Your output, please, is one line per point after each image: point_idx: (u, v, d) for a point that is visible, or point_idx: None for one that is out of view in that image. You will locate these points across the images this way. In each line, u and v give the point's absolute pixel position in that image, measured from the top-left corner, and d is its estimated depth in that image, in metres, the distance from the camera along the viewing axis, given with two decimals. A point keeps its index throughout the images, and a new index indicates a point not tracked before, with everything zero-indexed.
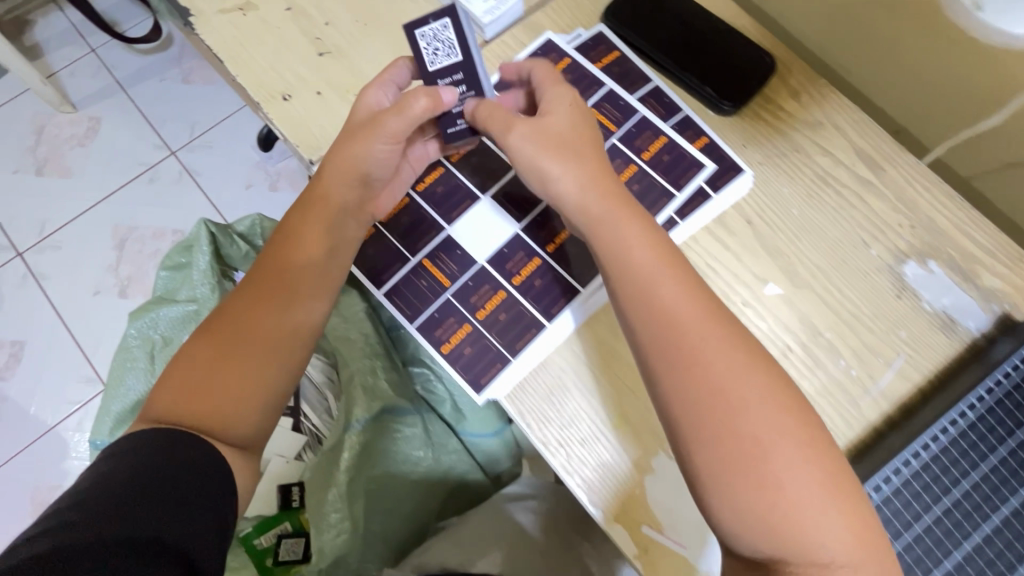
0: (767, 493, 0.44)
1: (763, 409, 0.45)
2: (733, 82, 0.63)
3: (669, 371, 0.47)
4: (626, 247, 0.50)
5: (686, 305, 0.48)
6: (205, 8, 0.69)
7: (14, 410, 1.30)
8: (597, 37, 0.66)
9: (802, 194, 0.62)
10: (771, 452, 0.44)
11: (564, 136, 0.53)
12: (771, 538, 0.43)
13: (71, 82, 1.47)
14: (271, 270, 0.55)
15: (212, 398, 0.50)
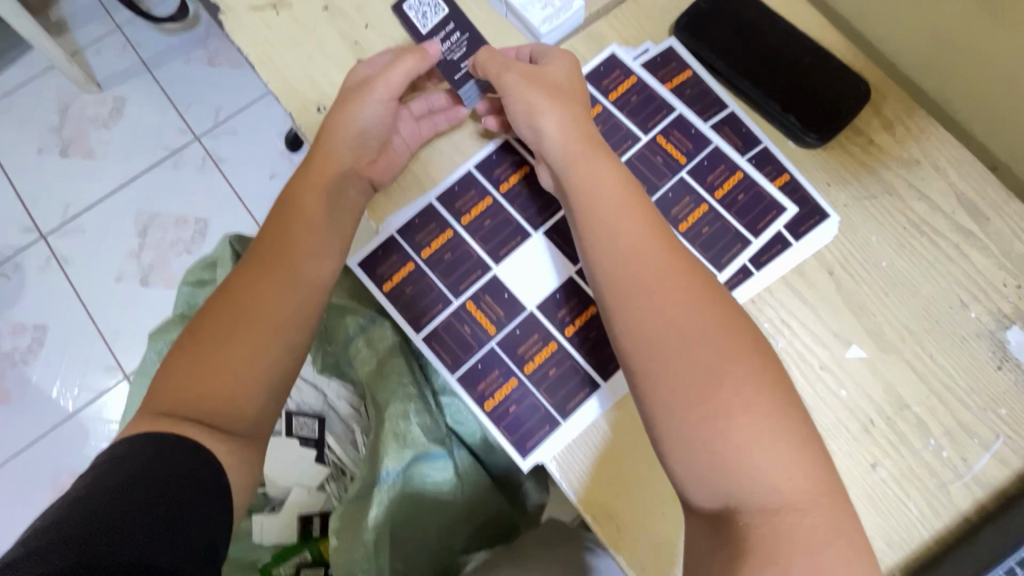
0: (720, 431, 0.41)
1: (715, 340, 0.43)
2: (821, 110, 0.56)
3: (631, 308, 0.44)
4: (604, 190, 0.48)
5: (649, 237, 0.46)
6: (235, 3, 0.63)
7: (37, 394, 1.29)
8: (666, 53, 0.59)
9: (892, 243, 0.55)
10: (722, 381, 0.42)
11: (549, 80, 0.52)
12: (722, 482, 0.41)
13: (95, 60, 1.42)
14: (276, 239, 0.50)
15: (214, 383, 0.45)
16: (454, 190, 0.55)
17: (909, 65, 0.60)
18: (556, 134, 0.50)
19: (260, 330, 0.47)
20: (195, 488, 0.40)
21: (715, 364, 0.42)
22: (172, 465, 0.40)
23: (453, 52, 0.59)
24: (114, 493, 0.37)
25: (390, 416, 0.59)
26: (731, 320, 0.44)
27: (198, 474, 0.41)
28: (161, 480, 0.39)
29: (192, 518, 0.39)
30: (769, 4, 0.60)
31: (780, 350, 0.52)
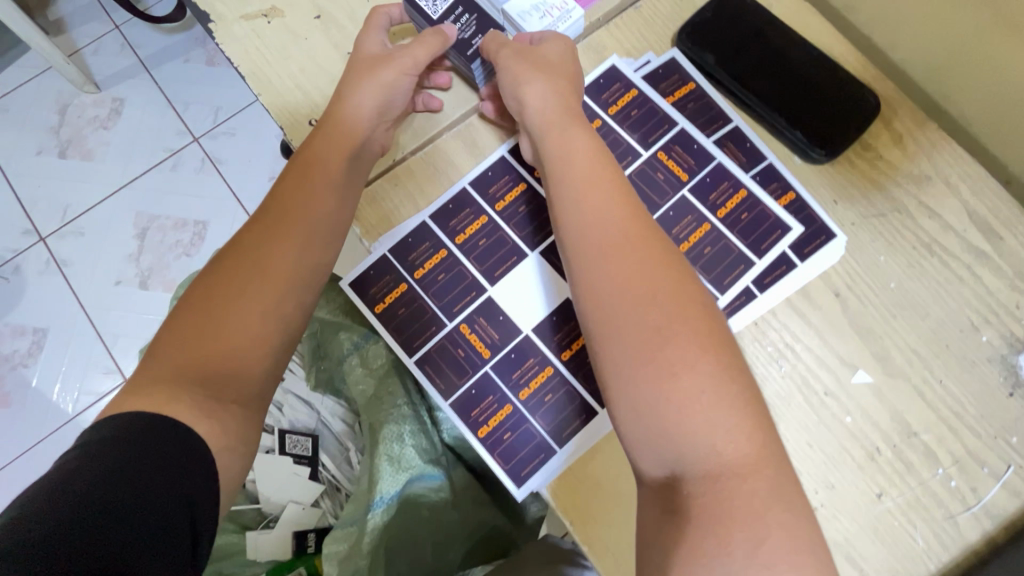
0: (662, 389, 0.40)
1: (669, 302, 0.42)
2: (828, 123, 0.54)
3: (590, 265, 0.44)
4: (577, 156, 0.48)
5: (614, 199, 0.46)
6: (225, 11, 0.62)
7: (36, 398, 1.25)
8: (669, 64, 0.57)
9: (901, 263, 0.53)
10: (669, 341, 0.41)
11: (542, 58, 0.52)
12: (664, 442, 0.40)
13: (94, 60, 1.40)
14: (282, 201, 0.48)
15: (218, 343, 0.43)
16: (448, 209, 0.53)
17: (918, 77, 0.58)
18: (535, 104, 0.50)
19: (271, 292, 0.45)
20: (176, 465, 0.38)
21: (664, 324, 0.42)
22: (149, 446, 0.37)
23: (466, 33, 0.56)
24: (88, 475, 0.35)
25: (386, 436, 0.58)
26: (690, 288, 0.43)
27: (180, 450, 0.38)
28: (139, 460, 0.37)
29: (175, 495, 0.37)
30: (774, 13, 0.58)
31: (784, 374, 0.50)
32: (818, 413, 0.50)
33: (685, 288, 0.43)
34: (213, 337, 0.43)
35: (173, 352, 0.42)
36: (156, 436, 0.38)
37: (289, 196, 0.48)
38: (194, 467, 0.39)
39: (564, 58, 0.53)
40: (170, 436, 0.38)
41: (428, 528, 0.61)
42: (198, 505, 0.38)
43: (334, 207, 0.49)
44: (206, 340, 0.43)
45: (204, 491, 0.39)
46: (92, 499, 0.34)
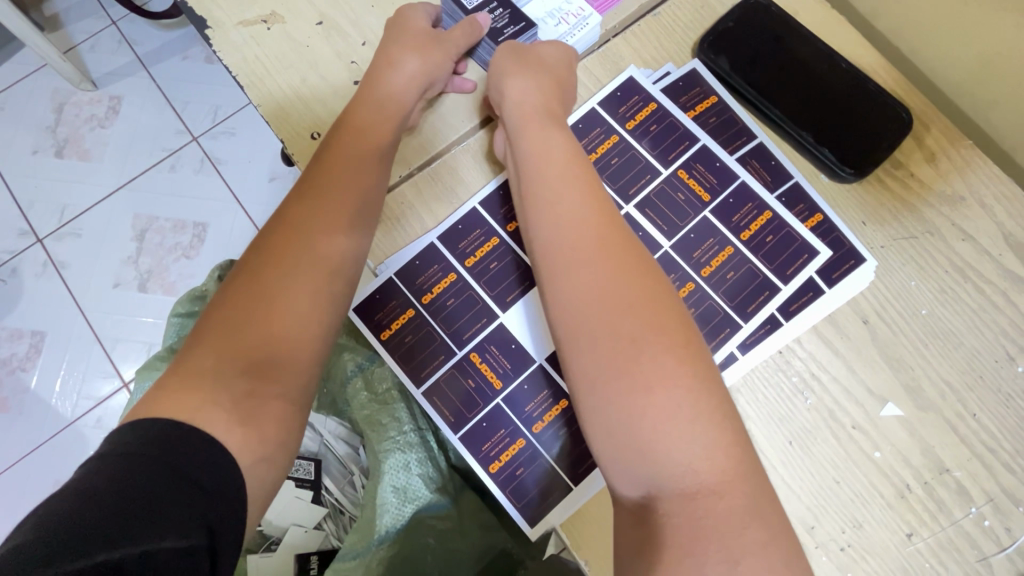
0: (637, 402, 0.38)
1: (646, 312, 0.41)
2: (858, 140, 0.51)
3: (565, 270, 0.43)
4: (556, 158, 0.46)
5: (593, 205, 0.44)
6: (223, 17, 0.59)
7: (32, 402, 1.22)
8: (689, 76, 0.54)
9: (933, 289, 0.50)
10: (644, 352, 0.39)
11: (538, 57, 0.51)
12: (638, 461, 0.38)
13: (90, 56, 1.37)
14: (314, 182, 0.47)
15: (257, 327, 0.41)
16: (458, 230, 0.51)
17: (949, 91, 0.55)
18: (516, 103, 0.49)
19: (302, 275, 0.43)
20: (185, 472, 0.35)
21: (638, 334, 0.40)
22: (156, 453, 0.35)
23: (498, 24, 0.54)
24: (93, 492, 0.33)
25: (389, 466, 0.56)
26: (667, 299, 0.42)
27: (190, 454, 0.36)
28: (145, 469, 0.34)
29: (188, 502, 0.34)
30: (800, 22, 0.55)
31: (810, 407, 0.48)
32: (846, 448, 0.47)
33: (663, 298, 0.42)
34: (242, 331, 0.41)
35: (219, 338, 0.41)
36: (164, 442, 0.35)
37: (326, 172, 0.47)
38: (209, 471, 0.36)
39: (558, 60, 0.52)
40: (179, 439, 0.36)
41: (433, 556, 0.57)
42: (214, 510, 0.35)
43: (373, 186, 0.48)
44: (240, 329, 0.41)
45: (219, 495, 0.36)
46: (102, 514, 0.32)
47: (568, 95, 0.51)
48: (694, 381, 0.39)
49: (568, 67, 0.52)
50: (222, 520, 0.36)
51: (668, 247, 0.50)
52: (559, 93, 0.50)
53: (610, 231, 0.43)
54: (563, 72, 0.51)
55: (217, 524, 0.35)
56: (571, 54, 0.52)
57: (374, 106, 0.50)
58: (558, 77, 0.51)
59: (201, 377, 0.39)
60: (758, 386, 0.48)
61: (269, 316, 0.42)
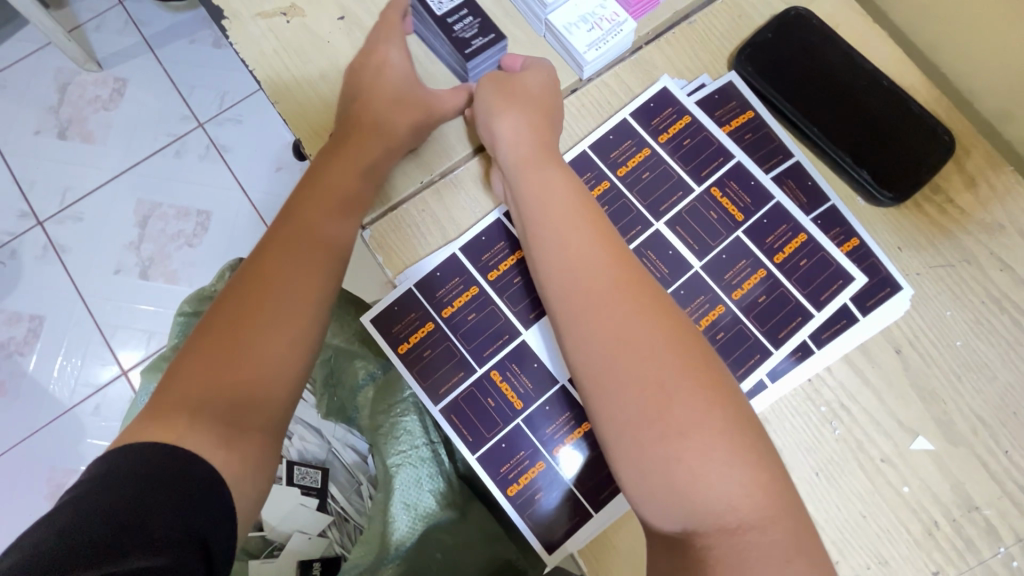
0: (671, 453, 0.37)
1: (664, 355, 0.39)
2: (886, 159, 0.49)
3: (581, 317, 0.41)
4: (562, 199, 0.45)
5: (602, 242, 0.43)
6: (240, 8, 0.56)
7: (29, 387, 1.20)
8: (725, 89, 0.52)
9: (970, 321, 0.49)
10: (675, 401, 0.38)
11: (519, 83, 0.49)
12: (679, 510, 0.37)
13: (97, 36, 1.33)
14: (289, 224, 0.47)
15: (235, 370, 0.40)
16: (482, 242, 0.49)
17: (990, 115, 0.53)
18: (517, 146, 0.47)
19: (289, 297, 0.43)
20: (172, 493, 0.34)
21: (669, 381, 0.38)
22: (139, 478, 0.34)
23: (465, 34, 0.51)
24: (83, 521, 0.32)
25: (399, 482, 0.56)
26: (685, 338, 0.40)
27: (175, 476, 0.35)
28: (133, 493, 0.34)
29: (177, 522, 0.34)
30: (840, 36, 0.53)
31: (838, 437, 0.47)
32: (873, 482, 0.46)
33: (682, 337, 0.40)
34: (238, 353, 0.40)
35: (188, 380, 0.39)
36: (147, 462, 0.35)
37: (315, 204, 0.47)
38: (199, 488, 0.36)
39: (543, 86, 0.49)
40: (163, 461, 0.35)
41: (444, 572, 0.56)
42: (206, 524, 0.35)
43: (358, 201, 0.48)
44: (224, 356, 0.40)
45: (210, 509, 0.36)
46: (94, 541, 0.32)
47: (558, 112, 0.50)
48: (723, 419, 0.38)
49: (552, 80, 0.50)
50: (214, 535, 0.36)
51: (698, 267, 0.49)
52: (552, 122, 0.49)
53: (618, 272, 0.42)
54: (545, 86, 0.50)
55: (210, 539, 0.35)
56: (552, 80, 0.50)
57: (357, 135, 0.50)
58: (544, 97, 0.49)
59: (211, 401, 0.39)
60: (786, 415, 0.47)
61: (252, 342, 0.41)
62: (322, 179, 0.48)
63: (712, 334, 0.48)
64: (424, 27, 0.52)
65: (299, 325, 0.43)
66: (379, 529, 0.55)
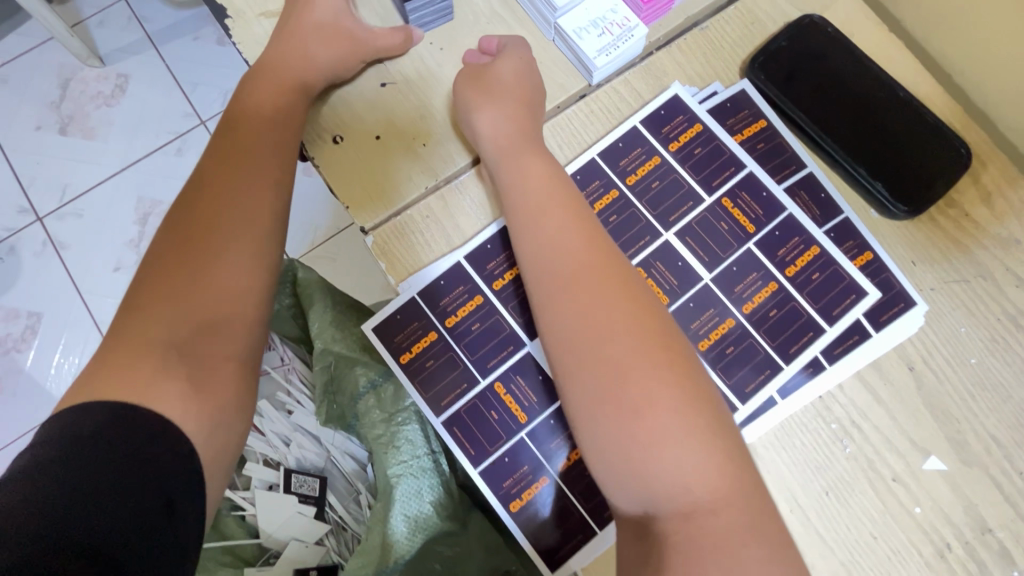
0: (634, 436, 0.38)
1: (624, 338, 0.40)
2: (884, 155, 0.49)
3: (545, 303, 0.42)
4: (537, 187, 0.45)
5: (569, 229, 0.43)
6: (244, 7, 0.55)
7: (26, 384, 1.19)
8: (738, 97, 0.51)
9: (985, 338, 0.47)
10: (631, 380, 0.39)
11: (493, 72, 0.48)
12: (631, 484, 0.38)
13: (99, 31, 1.32)
14: (240, 185, 0.45)
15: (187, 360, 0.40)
16: (487, 250, 0.48)
17: (1006, 128, 0.52)
18: (491, 135, 0.47)
19: (233, 269, 0.42)
20: (122, 446, 0.35)
21: (625, 362, 0.39)
22: (87, 433, 0.35)
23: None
24: (44, 468, 0.33)
25: (399, 493, 0.55)
26: (649, 322, 0.41)
27: (125, 430, 0.35)
28: (81, 445, 0.34)
29: (126, 471, 0.34)
30: (855, 44, 0.52)
31: (849, 455, 0.46)
32: (883, 502, 0.45)
33: (648, 323, 0.41)
34: (204, 334, 0.40)
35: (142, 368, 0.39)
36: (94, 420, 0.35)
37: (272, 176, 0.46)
38: (149, 443, 0.36)
39: (515, 74, 0.49)
40: (112, 416, 0.36)
41: None
42: (162, 473, 0.36)
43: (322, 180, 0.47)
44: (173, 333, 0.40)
45: (166, 460, 0.36)
46: (56, 490, 0.33)
47: (537, 101, 0.49)
48: (691, 409, 0.39)
49: (529, 61, 0.50)
50: (174, 484, 0.36)
51: (708, 280, 0.48)
52: (528, 112, 0.48)
53: (585, 259, 0.42)
54: (523, 73, 0.49)
55: (168, 486, 0.36)
56: (527, 69, 0.49)
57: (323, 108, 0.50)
58: (521, 84, 0.49)
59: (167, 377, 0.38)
60: (796, 431, 0.46)
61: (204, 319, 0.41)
62: (283, 155, 0.47)
63: (722, 348, 0.47)
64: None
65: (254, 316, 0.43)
66: (379, 538, 0.54)
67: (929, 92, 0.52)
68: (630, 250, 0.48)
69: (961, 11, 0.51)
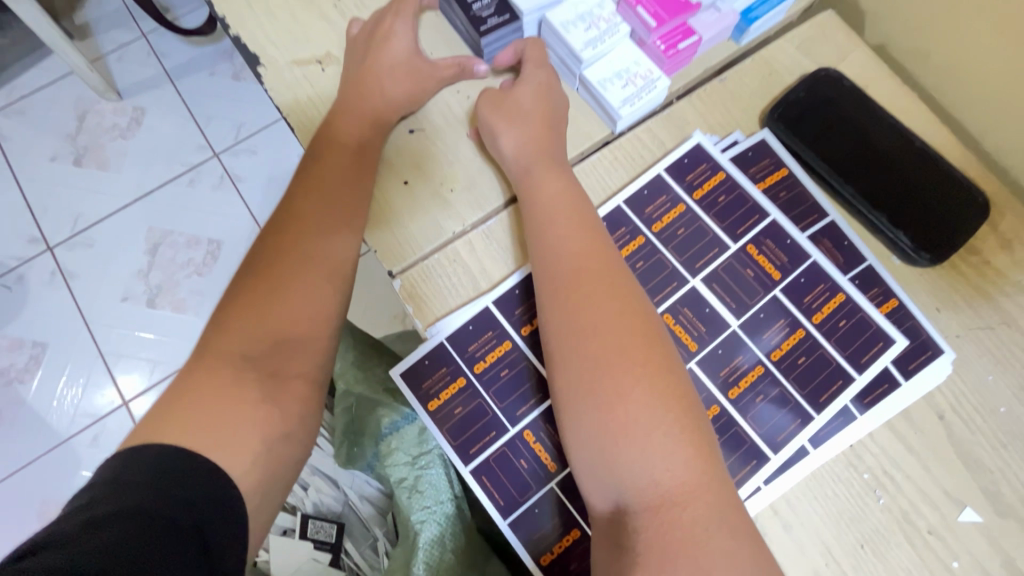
0: (612, 429, 0.38)
1: (617, 343, 0.40)
2: (891, 184, 0.50)
3: (545, 296, 0.43)
4: (557, 200, 0.46)
5: (574, 233, 0.44)
6: (275, 54, 0.56)
7: (26, 416, 1.16)
8: (758, 146, 0.53)
9: (1013, 386, 0.47)
10: (615, 382, 0.39)
11: (517, 96, 0.50)
12: (611, 490, 0.38)
13: (118, 67, 1.35)
14: (283, 215, 0.47)
15: (216, 393, 0.38)
16: (515, 295, 0.48)
17: (1017, 176, 0.54)
18: (512, 152, 0.48)
19: (262, 313, 0.42)
20: (159, 487, 0.33)
21: (614, 368, 0.39)
22: (125, 479, 0.33)
23: (483, 13, 0.52)
24: (97, 499, 0.31)
25: (422, 540, 0.53)
26: (648, 332, 0.41)
27: (161, 472, 0.33)
28: (119, 488, 0.32)
29: (163, 513, 0.32)
30: (870, 96, 0.53)
31: (883, 507, 0.45)
32: (920, 556, 0.44)
33: (648, 328, 0.41)
34: (231, 367, 0.39)
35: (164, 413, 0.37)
36: (136, 463, 0.34)
37: (306, 184, 0.48)
38: (187, 486, 0.34)
39: (535, 97, 0.50)
40: (152, 460, 0.34)
41: None
42: (202, 515, 0.33)
43: (346, 181, 0.48)
44: (201, 349, 0.41)
45: (208, 503, 0.34)
46: (102, 520, 0.30)
47: (554, 126, 0.50)
48: (677, 418, 0.38)
49: (555, 82, 0.51)
50: (217, 525, 0.34)
51: (736, 326, 0.48)
52: (547, 131, 0.49)
53: (591, 263, 0.43)
54: (549, 93, 0.51)
55: (207, 528, 0.33)
56: (547, 92, 0.50)
57: (354, 119, 0.51)
58: (545, 105, 0.50)
59: (192, 406, 0.37)
60: (827, 482, 0.45)
61: (222, 332, 0.41)
62: (315, 180, 0.48)
63: (751, 397, 0.47)
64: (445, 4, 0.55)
65: (280, 352, 0.41)
66: None
67: (944, 141, 0.53)
68: (657, 296, 0.49)
69: (973, 65, 0.53)
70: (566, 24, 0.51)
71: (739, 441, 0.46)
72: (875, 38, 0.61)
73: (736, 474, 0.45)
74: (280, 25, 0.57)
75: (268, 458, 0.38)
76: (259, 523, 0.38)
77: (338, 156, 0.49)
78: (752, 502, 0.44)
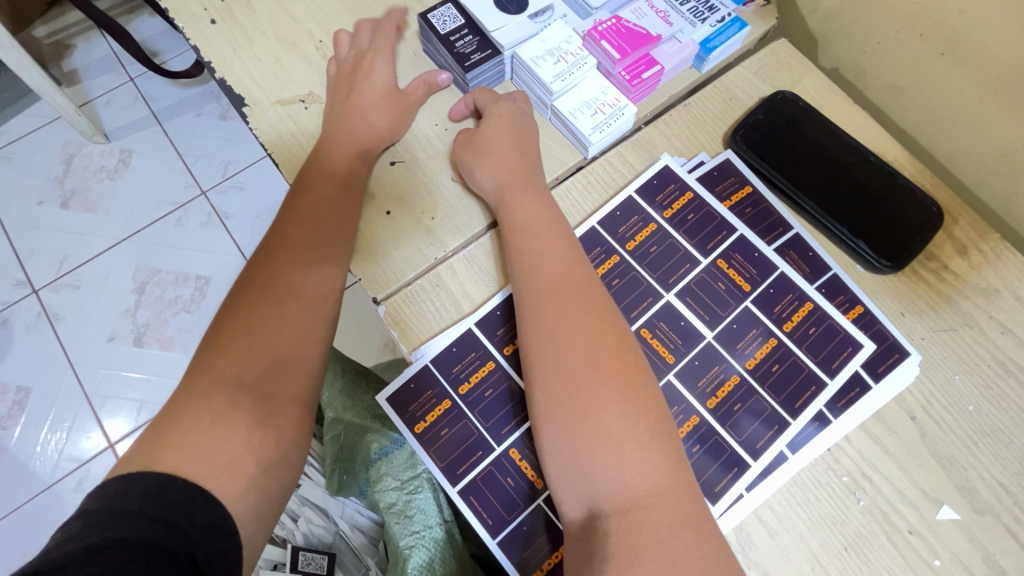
0: (591, 437, 0.39)
1: (593, 355, 0.41)
2: (848, 196, 0.53)
3: (524, 309, 0.44)
4: (534, 220, 0.48)
5: (549, 252, 0.46)
6: (260, 95, 0.59)
7: (8, 465, 1.13)
8: (723, 166, 0.55)
9: (979, 385, 0.49)
10: (592, 396, 0.40)
11: (487, 126, 0.52)
12: (592, 503, 0.39)
13: (106, 110, 1.38)
14: (268, 245, 0.48)
15: (202, 424, 0.38)
16: (497, 316, 0.49)
17: (969, 185, 0.57)
18: (488, 178, 0.50)
19: (247, 344, 0.43)
20: (155, 517, 0.33)
21: (590, 381, 0.41)
22: (120, 509, 0.33)
23: (465, 50, 0.55)
24: (94, 528, 0.31)
25: (411, 565, 0.53)
26: (624, 344, 0.42)
27: (155, 502, 0.34)
28: (114, 518, 0.32)
29: (161, 541, 0.32)
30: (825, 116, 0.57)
31: (863, 509, 0.46)
32: (903, 555, 0.45)
33: (624, 340, 0.43)
34: (218, 397, 0.40)
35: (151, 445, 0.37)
36: (128, 492, 0.34)
37: (290, 213, 0.49)
38: (179, 514, 0.34)
39: (506, 124, 0.52)
40: (148, 490, 0.34)
41: None
42: (196, 546, 0.33)
43: (329, 212, 0.49)
44: (188, 377, 0.41)
45: (202, 535, 0.34)
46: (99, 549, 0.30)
47: (527, 151, 0.52)
48: (653, 427, 0.40)
49: (525, 113, 0.55)
50: (209, 557, 0.34)
51: (711, 337, 0.50)
52: (522, 158, 0.52)
53: (569, 279, 0.45)
54: (522, 125, 0.54)
55: (200, 561, 0.33)
56: (519, 122, 0.53)
57: (336, 151, 0.52)
58: (518, 133, 0.53)
59: (180, 437, 0.38)
60: (808, 486, 0.46)
61: (209, 359, 0.42)
62: (298, 211, 0.49)
63: (729, 405, 0.48)
64: (429, 44, 0.58)
65: (266, 381, 0.42)
66: None
67: (901, 152, 0.56)
68: (633, 312, 0.50)
69: (920, 82, 0.56)
70: (537, 59, 0.54)
71: (720, 450, 0.47)
72: (829, 62, 0.65)
73: (718, 484, 0.46)
74: (264, 69, 0.60)
75: (258, 486, 0.39)
76: (249, 553, 0.38)
77: (321, 188, 0.51)
78: (737, 508, 0.45)
